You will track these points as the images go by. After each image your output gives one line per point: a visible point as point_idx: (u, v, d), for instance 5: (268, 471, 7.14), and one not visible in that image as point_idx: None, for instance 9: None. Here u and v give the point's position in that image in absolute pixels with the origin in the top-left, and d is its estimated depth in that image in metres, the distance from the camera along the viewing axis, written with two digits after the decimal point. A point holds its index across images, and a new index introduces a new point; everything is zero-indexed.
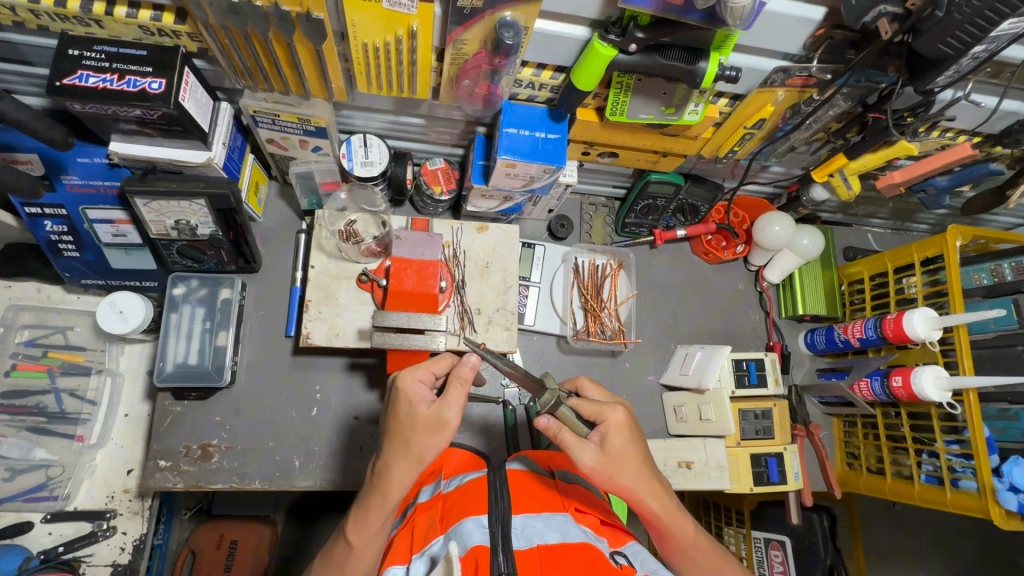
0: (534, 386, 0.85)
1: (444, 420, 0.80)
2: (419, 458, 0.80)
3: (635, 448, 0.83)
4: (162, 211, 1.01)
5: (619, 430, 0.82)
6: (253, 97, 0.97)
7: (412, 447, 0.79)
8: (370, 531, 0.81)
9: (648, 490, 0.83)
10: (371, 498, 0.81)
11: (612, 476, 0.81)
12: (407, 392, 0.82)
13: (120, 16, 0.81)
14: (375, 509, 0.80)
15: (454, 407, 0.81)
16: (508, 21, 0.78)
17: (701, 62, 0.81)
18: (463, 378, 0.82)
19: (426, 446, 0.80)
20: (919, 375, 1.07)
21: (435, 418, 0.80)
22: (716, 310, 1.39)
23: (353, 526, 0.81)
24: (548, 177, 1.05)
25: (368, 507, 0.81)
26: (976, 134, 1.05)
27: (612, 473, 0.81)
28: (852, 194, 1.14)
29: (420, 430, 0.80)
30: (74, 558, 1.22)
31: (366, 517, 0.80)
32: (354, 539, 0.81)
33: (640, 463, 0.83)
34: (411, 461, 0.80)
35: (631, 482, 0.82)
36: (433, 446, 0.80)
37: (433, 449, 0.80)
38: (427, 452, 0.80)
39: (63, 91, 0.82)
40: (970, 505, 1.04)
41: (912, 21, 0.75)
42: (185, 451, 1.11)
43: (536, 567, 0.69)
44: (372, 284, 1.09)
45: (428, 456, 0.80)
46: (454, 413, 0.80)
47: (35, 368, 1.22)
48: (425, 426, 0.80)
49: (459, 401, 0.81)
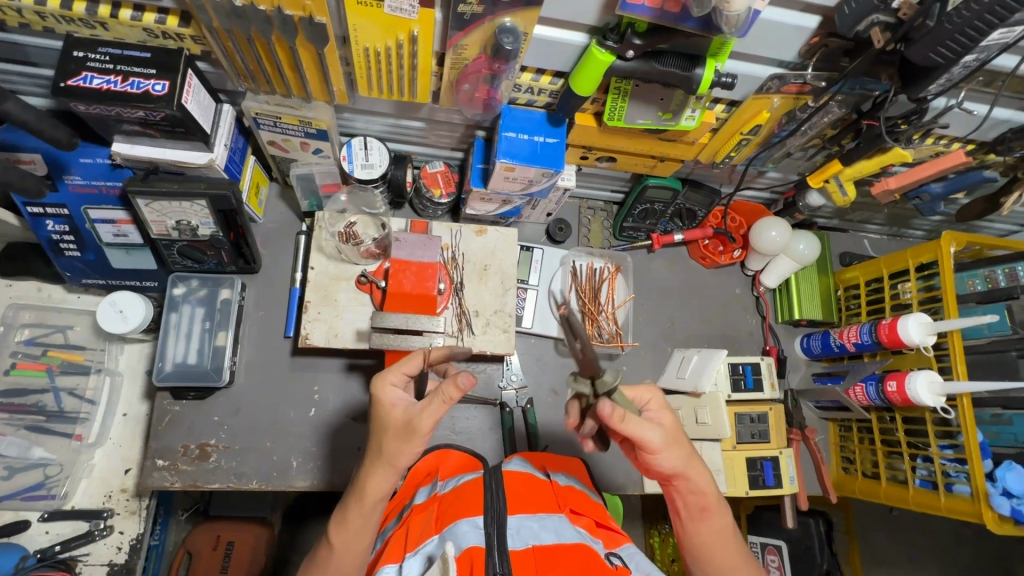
0: (594, 366, 0.75)
1: (417, 427, 0.76)
2: (392, 461, 0.78)
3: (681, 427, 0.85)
4: (164, 212, 1.02)
5: (667, 408, 0.85)
6: (255, 99, 0.98)
7: (383, 451, 0.78)
8: (353, 535, 0.80)
9: (700, 466, 0.83)
10: (352, 501, 0.80)
11: (671, 453, 0.80)
12: (384, 396, 0.81)
13: (125, 19, 0.82)
14: (354, 512, 0.79)
15: (428, 418, 0.76)
16: (508, 27, 0.79)
17: (697, 68, 0.82)
18: (447, 395, 0.75)
19: (396, 452, 0.77)
20: (913, 380, 1.08)
21: (407, 425, 0.77)
22: (713, 315, 1.40)
23: (335, 530, 0.80)
24: (547, 180, 1.06)
25: (349, 510, 0.80)
26: (969, 141, 1.06)
27: (673, 448, 0.80)
28: (847, 201, 1.15)
29: (393, 435, 0.78)
30: (71, 557, 1.22)
31: (349, 521, 0.80)
32: (337, 544, 0.80)
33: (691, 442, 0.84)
34: (385, 465, 0.78)
35: (689, 460, 0.82)
36: (406, 452, 0.78)
37: (404, 456, 0.78)
38: (398, 458, 0.78)
39: (68, 92, 0.83)
40: (964, 509, 1.05)
41: (903, 30, 0.77)
42: (183, 450, 1.11)
43: (531, 568, 0.70)
44: (371, 286, 1.10)
45: (401, 461, 0.78)
46: (427, 423, 0.76)
47: (34, 366, 1.22)
48: (397, 431, 0.78)
49: (436, 414, 0.76)
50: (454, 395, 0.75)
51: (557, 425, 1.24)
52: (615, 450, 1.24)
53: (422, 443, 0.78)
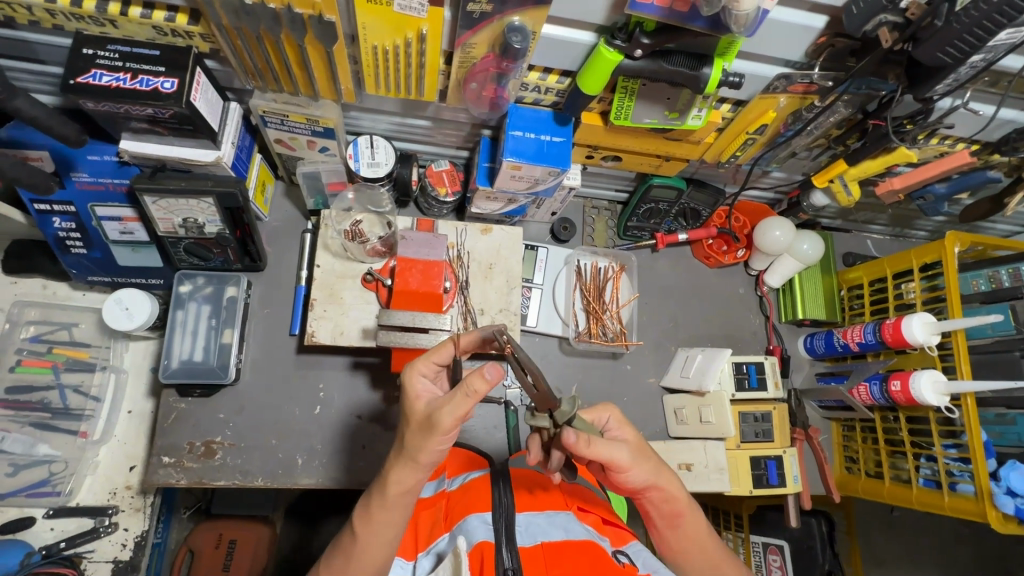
0: (549, 399, 0.79)
1: (439, 422, 0.73)
2: (413, 455, 0.76)
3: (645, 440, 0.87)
4: (171, 209, 1.02)
5: (626, 422, 0.87)
6: (262, 97, 0.99)
7: (406, 445, 0.76)
8: (378, 531, 0.77)
9: (669, 474, 0.84)
10: (375, 496, 0.78)
11: (643, 465, 0.81)
12: (411, 388, 0.81)
13: (135, 16, 0.83)
14: (379, 502, 0.78)
15: (449, 413, 0.72)
16: (517, 26, 0.79)
17: (705, 68, 0.83)
18: (472, 388, 0.71)
19: (417, 447, 0.75)
20: (917, 380, 1.08)
21: (429, 419, 0.74)
22: (717, 314, 1.40)
23: (358, 527, 0.78)
24: (553, 179, 1.07)
25: (373, 505, 0.78)
26: (973, 142, 1.06)
27: (642, 462, 0.81)
28: (851, 201, 1.16)
29: (416, 429, 0.76)
30: (76, 554, 1.22)
31: (373, 516, 0.77)
32: (361, 541, 0.77)
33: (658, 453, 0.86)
34: (407, 460, 0.77)
35: (659, 469, 0.83)
36: (427, 447, 0.75)
37: (425, 452, 0.75)
38: (419, 454, 0.75)
39: (78, 89, 0.83)
40: (968, 508, 1.05)
41: (911, 30, 0.77)
42: (189, 447, 1.12)
43: (540, 563, 0.70)
44: (377, 284, 1.10)
45: (422, 457, 0.76)
46: (448, 419, 0.72)
47: (40, 364, 1.22)
48: (419, 426, 0.76)
49: (459, 409, 0.72)
50: (480, 391, 0.72)
51: None
52: None
53: (443, 440, 0.75)
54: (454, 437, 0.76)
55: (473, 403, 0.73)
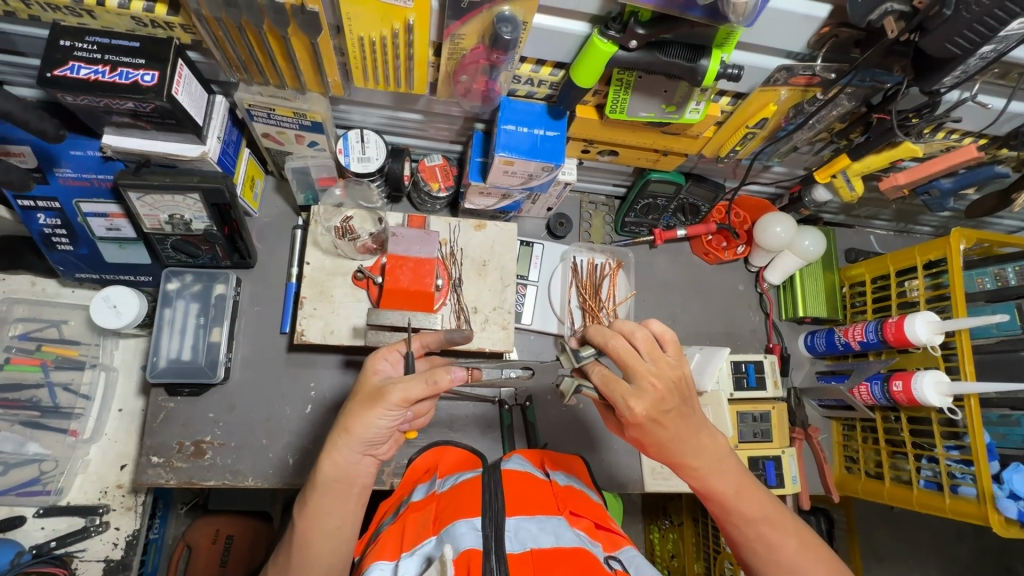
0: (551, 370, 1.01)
1: (386, 396, 0.78)
2: (346, 428, 0.80)
3: (665, 421, 0.79)
4: (156, 206, 1.00)
5: (642, 410, 0.78)
6: (247, 91, 0.96)
7: (346, 416, 0.81)
8: (318, 519, 0.80)
9: (692, 452, 0.82)
10: (311, 487, 0.82)
11: (650, 445, 0.83)
12: (370, 365, 0.87)
13: (112, 7, 0.80)
14: (317, 500, 0.81)
15: (401, 390, 0.78)
16: (506, 15, 0.76)
17: (702, 59, 0.79)
18: (434, 378, 0.78)
19: (357, 417, 0.79)
20: (920, 380, 1.06)
21: (380, 391, 0.79)
22: (716, 311, 1.38)
23: (298, 520, 0.81)
24: (547, 175, 1.04)
25: (309, 498, 0.82)
26: (981, 136, 1.03)
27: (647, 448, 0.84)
28: (855, 196, 1.13)
29: (360, 404, 0.81)
30: (67, 553, 1.20)
31: (309, 506, 0.81)
32: (300, 530, 0.80)
33: (679, 439, 0.80)
34: (345, 446, 0.80)
35: (674, 454, 0.82)
36: (364, 420, 0.79)
37: (360, 423, 0.79)
38: (353, 423, 0.79)
39: (55, 82, 0.81)
40: (970, 511, 1.03)
41: (918, 19, 0.74)
42: (178, 447, 1.10)
43: (529, 569, 0.69)
44: (368, 282, 1.07)
45: (356, 428, 0.79)
46: (398, 395, 0.77)
47: (28, 361, 1.20)
48: (369, 397, 0.80)
49: (411, 392, 0.78)
50: (441, 384, 0.78)
51: (559, 422, 1.22)
52: (616, 445, 1.22)
53: (384, 414, 0.79)
54: (395, 416, 0.79)
55: (426, 392, 0.79)
